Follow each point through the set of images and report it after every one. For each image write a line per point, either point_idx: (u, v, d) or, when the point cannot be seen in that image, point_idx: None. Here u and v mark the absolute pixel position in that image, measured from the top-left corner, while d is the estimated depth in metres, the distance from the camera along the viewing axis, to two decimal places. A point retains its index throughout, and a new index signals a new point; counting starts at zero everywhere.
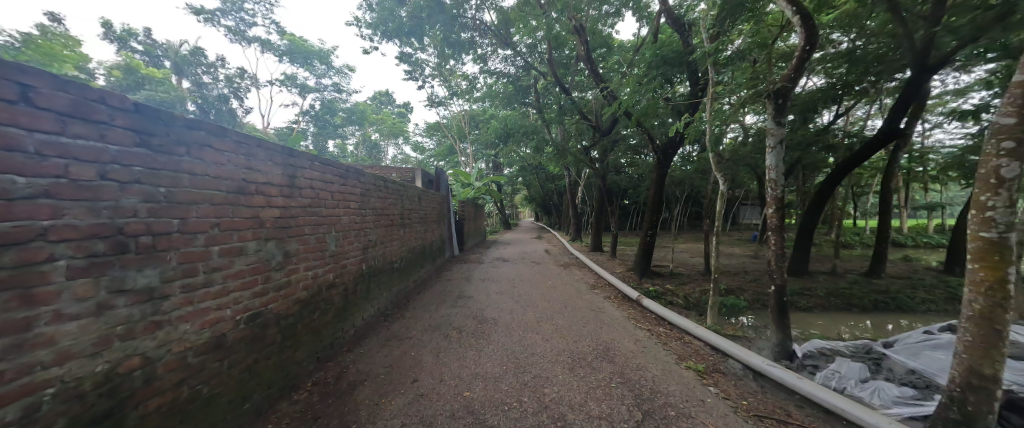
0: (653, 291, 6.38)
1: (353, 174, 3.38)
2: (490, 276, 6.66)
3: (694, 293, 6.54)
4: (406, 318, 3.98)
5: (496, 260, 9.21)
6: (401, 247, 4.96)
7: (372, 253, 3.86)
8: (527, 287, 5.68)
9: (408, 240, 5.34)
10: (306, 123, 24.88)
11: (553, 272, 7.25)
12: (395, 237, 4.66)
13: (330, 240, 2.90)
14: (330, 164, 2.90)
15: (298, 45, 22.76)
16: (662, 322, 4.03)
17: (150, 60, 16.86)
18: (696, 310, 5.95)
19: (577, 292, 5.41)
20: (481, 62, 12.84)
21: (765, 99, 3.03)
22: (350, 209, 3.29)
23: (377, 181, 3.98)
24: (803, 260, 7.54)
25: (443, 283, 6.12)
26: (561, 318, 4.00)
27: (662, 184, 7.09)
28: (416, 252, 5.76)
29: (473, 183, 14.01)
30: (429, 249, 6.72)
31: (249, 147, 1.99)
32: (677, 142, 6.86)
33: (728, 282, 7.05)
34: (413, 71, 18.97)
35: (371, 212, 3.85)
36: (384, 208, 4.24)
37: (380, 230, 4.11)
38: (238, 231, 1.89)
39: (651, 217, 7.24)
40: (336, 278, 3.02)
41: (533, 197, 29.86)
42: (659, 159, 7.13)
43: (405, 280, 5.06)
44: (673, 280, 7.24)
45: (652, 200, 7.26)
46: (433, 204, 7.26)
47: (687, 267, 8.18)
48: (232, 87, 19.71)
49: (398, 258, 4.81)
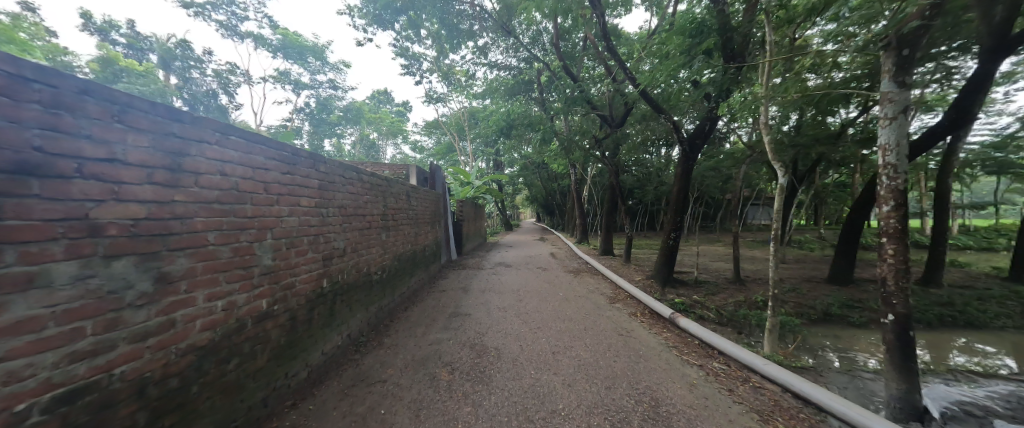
0: (680, 304, 5.51)
1: (308, 160, 2.51)
2: (491, 287, 5.76)
3: (725, 306, 5.67)
4: (383, 349, 3.11)
5: (497, 266, 8.34)
6: (383, 254, 4.08)
7: (340, 265, 2.98)
8: (535, 300, 4.84)
9: (394, 245, 4.47)
10: (301, 121, 23.99)
11: (562, 280, 6.36)
12: (374, 243, 3.77)
13: (262, 252, 2.02)
14: (257, 140, 2.00)
15: (291, 40, 21.91)
16: (714, 353, 3.13)
17: (133, 53, 15.91)
18: (734, 327, 5.04)
19: (594, 307, 4.54)
20: (482, 54, 11.99)
21: (883, 50, 2.16)
22: (303, 208, 2.41)
23: (346, 172, 3.10)
24: (849, 268, 6.53)
25: (436, 295, 5.25)
26: (583, 348, 3.11)
27: (687, 180, 6.14)
28: (404, 259, 4.89)
29: (473, 182, 13.15)
30: (420, 255, 5.84)
31: (57, 93, 1.10)
32: (706, 130, 5.87)
33: (764, 292, 6.15)
34: (410, 65, 18.15)
35: (339, 211, 2.97)
36: (359, 207, 3.36)
37: (351, 234, 3.21)
38: (15, 243, 0.99)
39: (673, 218, 6.31)
40: (275, 307, 2.14)
41: (534, 197, 28.97)
42: (683, 151, 6.09)
43: (388, 293, 4.20)
44: (699, 290, 6.36)
45: (673, 199, 6.34)
46: (426, 204, 6.39)
47: (712, 275, 7.28)
48: (221, 82, 18.81)
49: (379, 269, 3.93)
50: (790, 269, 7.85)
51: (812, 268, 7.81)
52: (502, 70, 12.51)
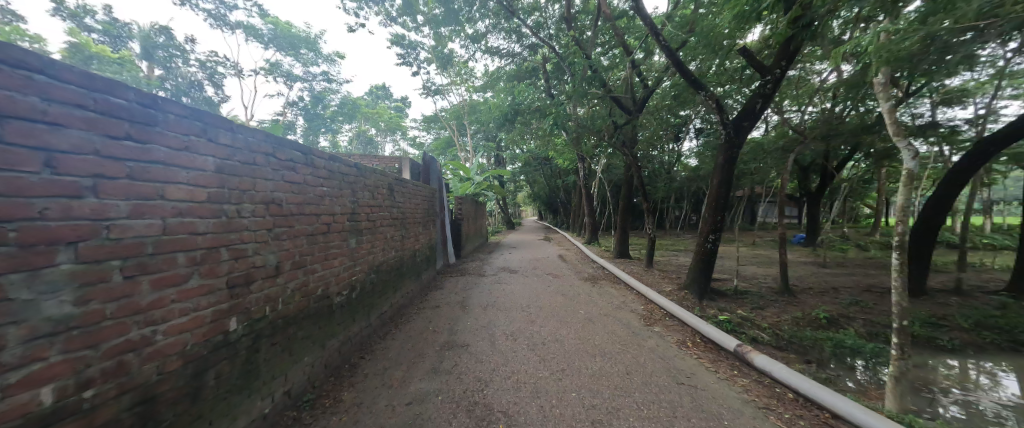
0: (727, 323, 4.52)
1: (189, 120, 1.47)
2: (496, 300, 4.76)
3: (780, 324, 4.68)
4: (341, 413, 2.10)
5: (502, 271, 7.36)
6: (352, 267, 3.03)
7: (266, 292, 1.93)
8: (551, 321, 3.82)
9: (370, 252, 3.45)
10: (295, 115, 22.96)
11: (579, 291, 5.35)
12: (335, 254, 2.71)
13: (43, 290, 0.99)
14: (13, 61, 0.95)
15: (282, 29, 20.80)
16: (831, 418, 2.11)
17: (110, 41, 14.76)
18: (799, 354, 4.03)
19: (629, 333, 3.50)
20: (483, 38, 10.93)
21: None
22: (170, 201, 1.35)
23: (279, 150, 2.04)
24: (921, 276, 5.48)
25: (427, 313, 4.21)
26: (634, 414, 2.07)
27: (730, 171, 5.07)
28: (385, 270, 3.84)
29: (473, 178, 12.16)
30: (408, 263, 4.80)
31: None
32: (756, 108, 4.78)
33: (821, 307, 5.13)
34: (407, 54, 17.10)
35: (263, 208, 1.91)
36: (307, 202, 2.32)
37: (291, 244, 2.15)
38: None
39: (712, 218, 5.27)
40: (90, 399, 1.10)
41: (537, 195, 27.98)
42: (726, 135, 5.00)
43: (360, 318, 3.16)
44: (742, 301, 5.36)
45: (711, 194, 5.29)
46: (416, 200, 5.36)
47: (751, 283, 6.27)
48: (208, 73, 17.72)
49: (345, 288, 2.88)
50: (838, 275, 6.82)
51: (865, 275, 6.77)
52: (504, 56, 11.49)
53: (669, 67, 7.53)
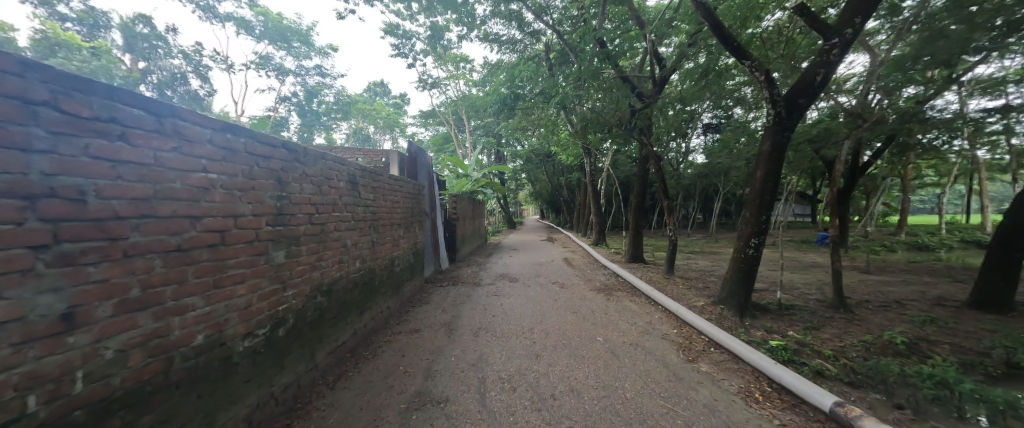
0: (782, 351, 3.58)
1: None
2: (490, 322, 3.81)
3: (847, 351, 3.73)
4: None
5: (501, 278, 6.44)
6: (278, 292, 2.09)
7: (26, 368, 0.99)
8: (562, 356, 2.88)
9: (315, 267, 2.51)
10: (287, 111, 22.02)
11: (592, 307, 4.40)
12: (237, 277, 1.77)
13: None
14: None
15: (272, 20, 19.82)
16: None
17: (86, 31, 13.49)
18: (885, 394, 3.07)
19: (670, 377, 2.55)
20: (481, 21, 9.96)
21: None
22: None
23: (67, 96, 1.10)
24: (1008, 288, 4.47)
25: (400, 342, 3.26)
26: None
27: (779, 160, 4.12)
28: (341, 291, 2.90)
29: (470, 174, 11.21)
30: (382, 276, 3.86)
31: None
32: (817, 81, 3.80)
33: (892, 327, 4.16)
34: (402, 44, 16.16)
35: (11, 205, 0.95)
36: (161, 194, 1.37)
37: (112, 271, 1.21)
38: None
39: (756, 218, 4.31)
40: None
41: (539, 193, 27.04)
42: (775, 116, 4.05)
43: (294, 363, 2.23)
44: (791, 319, 4.41)
45: (753, 190, 4.34)
46: (395, 197, 4.43)
47: (793, 295, 5.29)
48: (193, 65, 16.77)
49: (262, 325, 1.94)
50: (892, 284, 5.82)
51: (924, 284, 5.80)
52: (504, 43, 10.58)
53: (692, 44, 6.57)
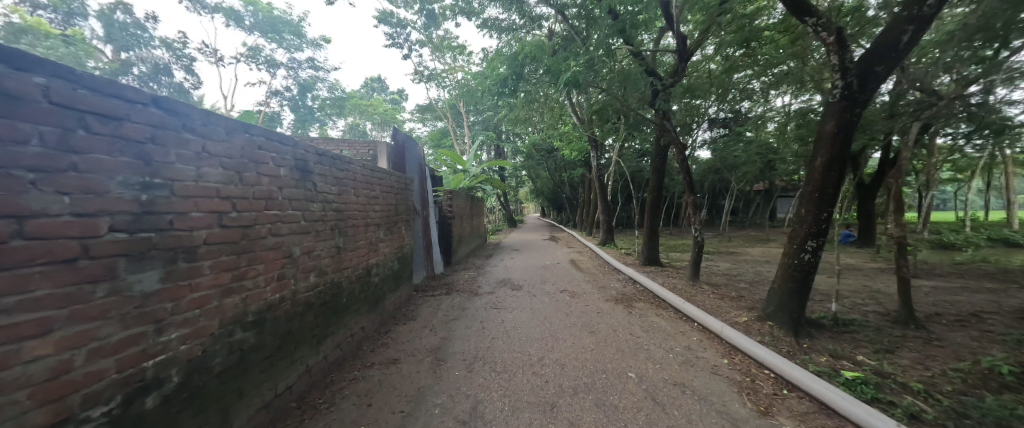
0: (863, 387, 2.77)
1: None
2: (487, 350, 3.00)
3: (943, 384, 2.92)
4: None
5: (503, 285, 5.65)
6: (145, 339, 1.29)
7: None
8: (587, 408, 2.08)
9: (228, 293, 1.70)
10: (279, 106, 21.09)
11: (613, 325, 3.62)
12: (27, 328, 0.96)
13: None
14: None
15: (262, 10, 18.83)
16: None
17: (60, 19, 11.18)
18: None
19: None
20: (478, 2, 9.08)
21: None
22: None
23: None
24: None
25: (369, 382, 2.46)
26: None
27: (846, 143, 3.31)
28: (282, 318, 2.11)
29: (468, 170, 10.37)
30: (352, 290, 3.05)
31: None
32: (902, 42, 3.00)
33: (984, 350, 3.37)
34: (397, 33, 15.24)
35: None
36: None
37: None
38: None
39: (815, 215, 3.50)
40: None
41: (541, 191, 26.20)
42: (843, 88, 3.25)
43: None
44: (854, 340, 3.62)
45: (809, 183, 3.55)
46: (373, 192, 3.65)
47: (845, 308, 4.51)
48: (175, 55, 15.72)
49: (102, 401, 1.14)
50: (955, 293, 5.03)
51: (995, 292, 4.97)
52: (503, 30, 9.72)
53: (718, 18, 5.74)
